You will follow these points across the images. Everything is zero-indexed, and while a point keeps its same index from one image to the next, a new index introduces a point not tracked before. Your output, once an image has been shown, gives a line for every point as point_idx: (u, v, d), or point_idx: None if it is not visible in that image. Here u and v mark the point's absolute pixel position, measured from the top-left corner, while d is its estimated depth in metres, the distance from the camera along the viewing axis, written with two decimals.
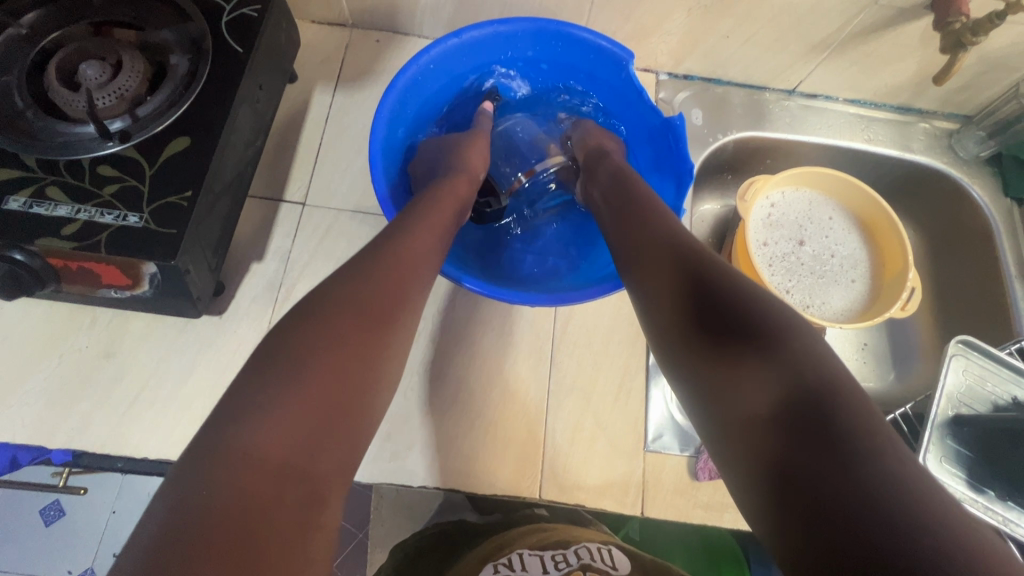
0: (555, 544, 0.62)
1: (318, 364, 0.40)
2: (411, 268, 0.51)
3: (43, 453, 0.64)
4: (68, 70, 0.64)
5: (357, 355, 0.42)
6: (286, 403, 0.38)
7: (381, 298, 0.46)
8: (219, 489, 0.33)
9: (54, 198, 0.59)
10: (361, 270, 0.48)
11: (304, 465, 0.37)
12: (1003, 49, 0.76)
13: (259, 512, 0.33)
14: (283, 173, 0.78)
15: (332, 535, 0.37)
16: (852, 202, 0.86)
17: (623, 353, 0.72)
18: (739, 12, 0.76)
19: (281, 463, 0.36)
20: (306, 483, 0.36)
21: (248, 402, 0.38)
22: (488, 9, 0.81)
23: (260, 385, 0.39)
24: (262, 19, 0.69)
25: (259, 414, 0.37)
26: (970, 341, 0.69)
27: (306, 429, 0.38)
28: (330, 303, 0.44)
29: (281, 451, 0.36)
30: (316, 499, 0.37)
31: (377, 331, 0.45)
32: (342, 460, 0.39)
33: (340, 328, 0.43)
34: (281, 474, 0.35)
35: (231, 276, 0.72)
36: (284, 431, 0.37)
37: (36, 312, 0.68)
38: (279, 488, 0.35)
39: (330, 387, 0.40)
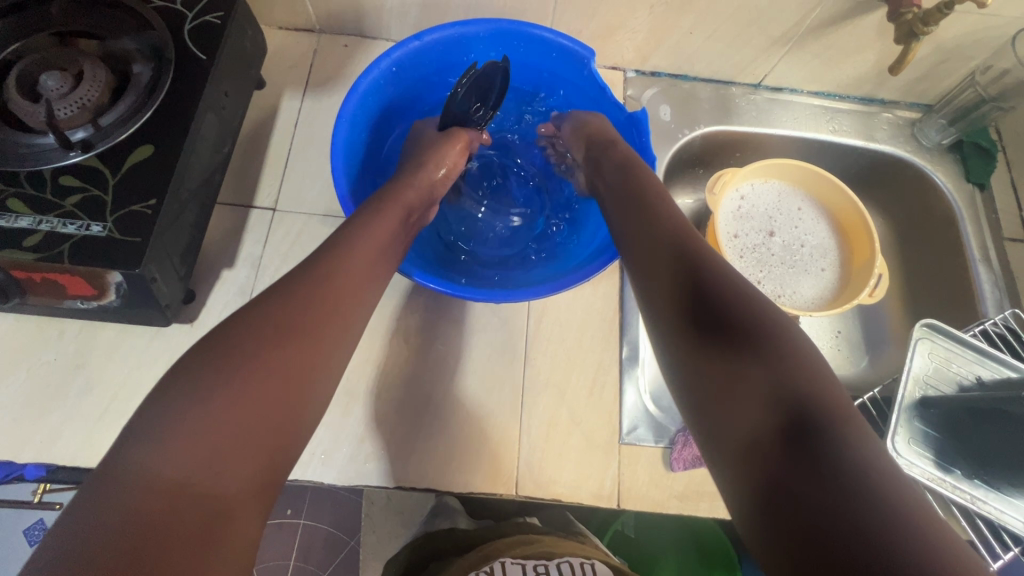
0: (540, 555, 0.65)
1: (228, 385, 0.40)
2: (337, 279, 0.50)
3: (17, 469, 0.66)
4: (29, 81, 0.64)
5: (272, 374, 0.42)
6: (191, 424, 0.38)
7: (304, 313, 0.46)
8: (111, 516, 0.33)
9: (16, 209, 0.58)
10: (287, 288, 0.47)
11: (207, 486, 0.36)
12: (958, 38, 0.78)
13: (155, 539, 0.33)
14: (253, 180, 0.78)
15: (246, 552, 0.37)
16: (818, 191, 0.88)
17: (597, 347, 0.73)
18: (700, 7, 0.77)
19: (180, 485, 0.35)
20: (209, 502, 0.36)
21: (159, 418, 0.38)
22: (453, 12, 0.82)
23: (168, 406, 0.38)
24: (225, 26, 0.69)
25: (160, 435, 0.37)
26: (934, 324, 0.71)
27: (211, 450, 0.37)
28: (248, 323, 0.44)
29: (181, 472, 0.36)
30: (224, 518, 0.36)
31: (297, 348, 0.44)
32: (256, 476, 0.39)
33: (255, 347, 0.42)
34: (178, 495, 0.35)
35: (201, 284, 0.72)
36: (185, 453, 0.37)
37: (2, 327, 0.67)
38: (176, 509, 0.35)
39: (236, 409, 0.39)
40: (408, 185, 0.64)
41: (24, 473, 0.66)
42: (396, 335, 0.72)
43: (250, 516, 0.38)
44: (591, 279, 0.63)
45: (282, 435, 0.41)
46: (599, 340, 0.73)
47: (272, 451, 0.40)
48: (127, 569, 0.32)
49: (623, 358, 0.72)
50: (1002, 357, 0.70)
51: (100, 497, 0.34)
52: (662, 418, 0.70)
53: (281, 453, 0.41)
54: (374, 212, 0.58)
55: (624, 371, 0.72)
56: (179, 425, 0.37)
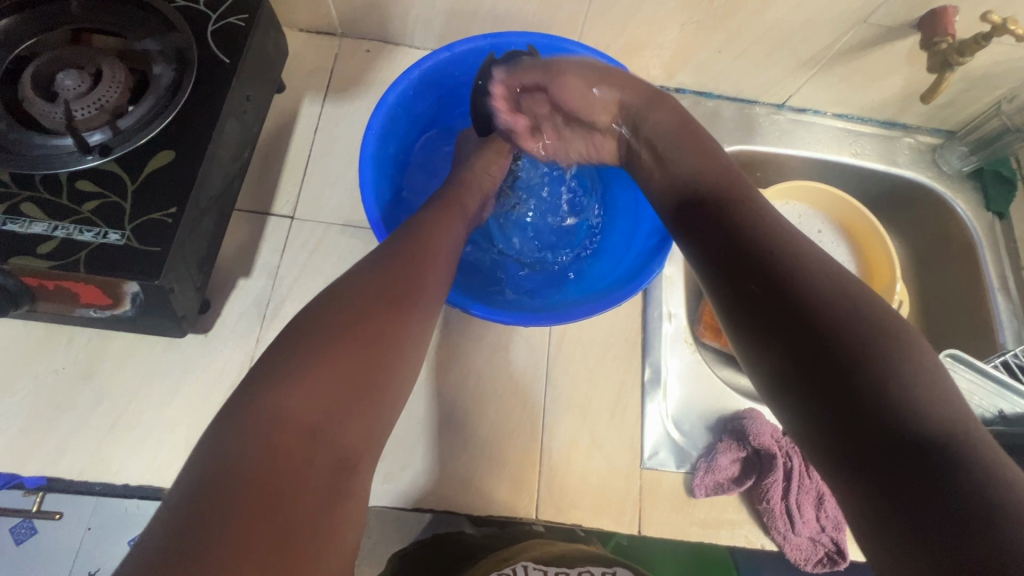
0: (560, 559, 0.56)
1: (344, 340, 0.41)
2: (427, 255, 0.51)
3: (14, 478, 0.61)
4: (45, 80, 0.61)
5: (382, 334, 0.43)
6: (314, 373, 0.38)
7: (406, 281, 0.47)
8: (248, 455, 0.34)
9: (30, 214, 0.56)
10: (386, 258, 0.49)
11: (333, 435, 0.37)
12: (987, 67, 0.78)
13: (293, 481, 0.34)
14: (271, 186, 0.76)
15: (361, 503, 0.38)
16: (837, 212, 0.88)
17: (619, 368, 0.72)
18: (731, 27, 0.77)
19: (310, 428, 0.37)
20: (334, 450, 0.37)
21: (281, 367, 0.39)
22: (480, 22, 0.81)
23: (287, 356, 0.40)
24: (249, 29, 0.67)
25: (286, 383, 0.38)
26: (958, 354, 0.71)
27: (335, 400, 0.38)
28: (353, 287, 0.45)
29: (311, 417, 0.37)
30: (344, 467, 0.37)
31: (399, 312, 0.45)
32: (370, 429, 0.40)
33: (364, 307, 0.43)
34: (310, 439, 0.36)
35: (216, 293, 0.70)
36: (312, 400, 0.38)
37: (9, 332, 0.65)
38: (308, 451, 0.36)
39: (356, 359, 0.40)
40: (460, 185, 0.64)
41: (24, 482, 0.61)
42: None
43: (367, 465, 0.39)
44: (620, 301, 0.62)
45: (390, 389, 0.42)
46: (621, 362, 0.72)
47: (380, 407, 0.41)
48: (276, 503, 0.33)
49: (645, 380, 0.71)
50: (1023, 391, 0.70)
51: (236, 434, 0.35)
52: (684, 443, 0.69)
53: (389, 414, 0.42)
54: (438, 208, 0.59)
55: (645, 393, 0.71)
56: (303, 373, 0.38)
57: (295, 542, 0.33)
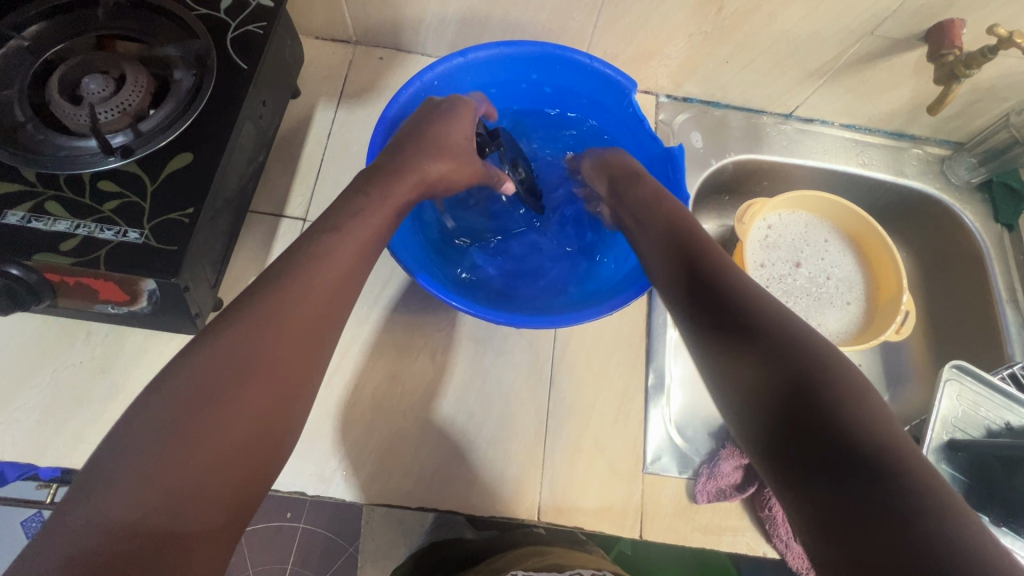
0: (552, 567, 0.57)
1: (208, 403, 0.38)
2: (293, 310, 0.44)
3: (32, 468, 0.64)
4: (71, 84, 0.64)
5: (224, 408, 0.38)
6: (136, 464, 0.35)
7: (260, 342, 0.42)
8: (56, 555, 0.31)
9: (54, 212, 0.58)
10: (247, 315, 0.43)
11: (160, 528, 0.34)
12: (994, 79, 0.78)
13: None
14: (284, 188, 0.78)
15: None
16: (843, 223, 0.88)
17: (622, 374, 0.72)
18: (738, 38, 0.78)
19: (128, 526, 0.33)
20: (156, 547, 0.33)
21: (112, 450, 0.36)
22: (491, 31, 0.83)
23: (150, 415, 0.37)
24: (267, 36, 0.69)
25: (115, 472, 0.35)
26: (964, 366, 0.70)
27: (164, 490, 0.35)
28: (233, 335, 0.42)
29: (131, 514, 0.34)
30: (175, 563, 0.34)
31: (282, 371, 0.42)
32: (209, 517, 0.36)
33: (241, 359, 0.41)
34: (126, 538, 0.33)
35: (230, 292, 0.71)
36: (159, 471, 0.35)
37: (30, 326, 0.67)
38: (122, 551, 0.32)
39: (227, 425, 0.38)
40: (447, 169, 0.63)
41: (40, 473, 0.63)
42: (424, 352, 0.71)
43: (219, 540, 0.36)
44: (621, 306, 0.62)
45: (235, 469, 0.38)
46: (626, 367, 0.73)
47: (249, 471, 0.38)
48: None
49: (649, 386, 0.72)
50: None
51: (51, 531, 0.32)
52: (687, 449, 0.70)
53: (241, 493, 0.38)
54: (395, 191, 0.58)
55: (649, 398, 0.71)
56: (159, 441, 0.36)
57: None
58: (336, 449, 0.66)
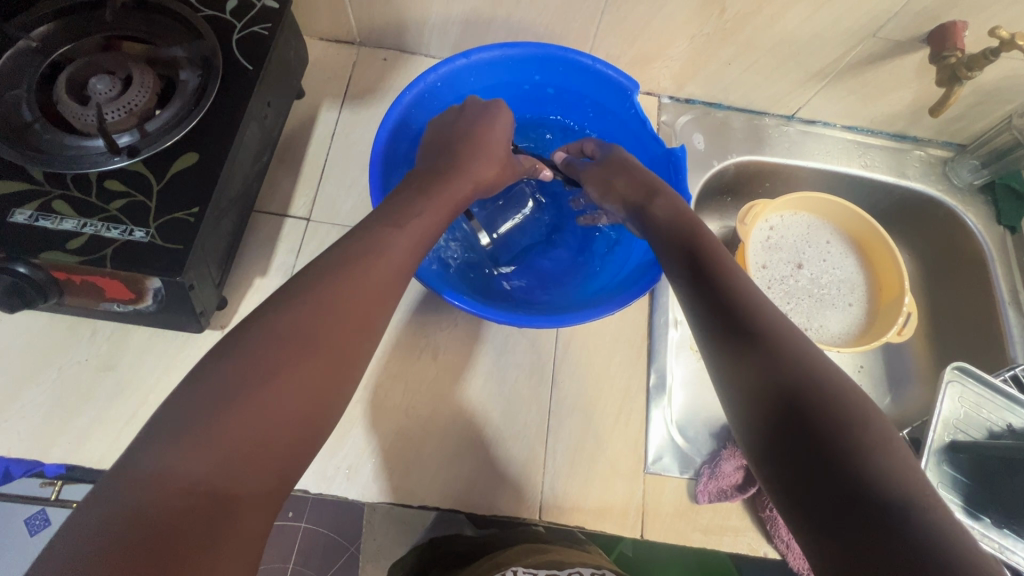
0: (551, 564, 0.58)
1: (269, 373, 0.40)
2: (355, 291, 0.47)
3: (37, 465, 0.64)
4: (78, 84, 0.64)
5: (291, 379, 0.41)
6: (205, 428, 0.37)
7: (325, 318, 0.44)
8: (126, 499, 0.33)
9: (61, 211, 0.59)
10: (309, 286, 0.46)
11: (225, 483, 0.36)
12: (996, 82, 0.78)
13: (164, 530, 0.33)
14: (288, 188, 0.78)
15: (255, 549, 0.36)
16: (846, 225, 0.88)
17: (624, 374, 0.73)
18: (741, 40, 0.78)
19: (194, 481, 0.35)
20: (220, 500, 0.35)
21: (178, 413, 0.37)
22: (494, 33, 0.83)
23: (215, 381, 0.39)
24: (272, 37, 0.70)
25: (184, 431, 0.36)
26: (966, 367, 0.70)
27: (229, 448, 0.37)
28: (293, 314, 0.44)
29: (198, 471, 0.35)
30: (235, 515, 0.36)
31: (335, 348, 0.44)
32: (269, 477, 0.38)
33: (298, 335, 0.43)
34: (192, 490, 0.35)
35: (234, 291, 0.72)
36: (223, 431, 0.37)
37: (36, 324, 0.68)
38: (189, 501, 0.34)
39: (293, 393, 0.41)
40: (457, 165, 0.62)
41: (44, 471, 0.64)
42: (426, 351, 0.72)
43: (277, 498, 0.38)
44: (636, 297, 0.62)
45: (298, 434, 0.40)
46: (627, 367, 0.73)
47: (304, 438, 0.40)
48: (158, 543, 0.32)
49: (650, 386, 0.72)
50: None
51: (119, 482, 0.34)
52: (688, 449, 0.70)
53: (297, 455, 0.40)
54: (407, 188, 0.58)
55: (650, 399, 0.71)
56: (224, 398, 0.38)
57: None
58: (338, 448, 0.66)
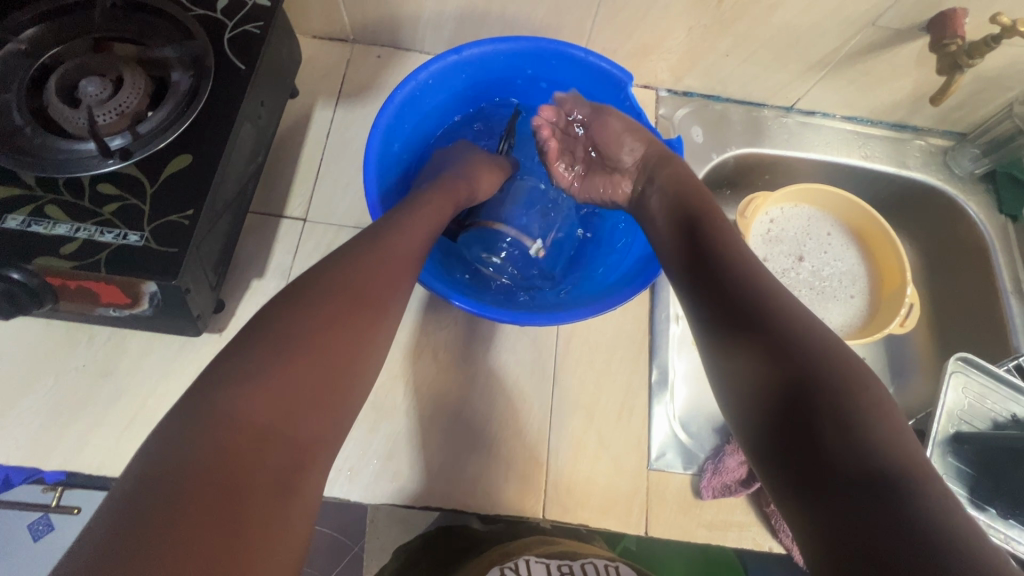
0: (563, 555, 0.57)
1: (300, 348, 0.41)
2: (390, 267, 0.50)
3: (36, 472, 0.63)
4: (68, 87, 0.64)
5: (343, 341, 0.43)
6: (269, 378, 0.39)
7: (369, 284, 0.47)
8: (194, 445, 0.35)
9: (54, 216, 0.58)
10: (351, 254, 0.49)
11: (289, 433, 0.38)
12: (997, 69, 0.77)
13: (238, 474, 0.35)
14: (284, 189, 0.77)
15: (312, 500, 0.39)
16: (848, 216, 0.87)
17: (626, 370, 0.72)
18: (739, 31, 0.77)
19: (263, 429, 0.37)
20: (286, 448, 0.38)
21: (231, 370, 0.39)
22: (489, 27, 0.82)
23: (249, 363, 0.40)
24: (264, 36, 0.69)
25: (247, 384, 0.38)
26: (969, 357, 0.70)
27: (291, 402, 0.39)
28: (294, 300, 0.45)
29: (266, 419, 0.37)
30: (297, 468, 0.38)
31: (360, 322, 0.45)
32: (324, 428, 0.41)
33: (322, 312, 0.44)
34: (261, 437, 0.37)
35: (231, 294, 0.71)
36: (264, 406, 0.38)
37: (33, 331, 0.67)
38: (259, 450, 0.36)
39: (346, 350, 0.43)
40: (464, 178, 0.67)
41: (43, 477, 0.63)
42: (427, 351, 0.71)
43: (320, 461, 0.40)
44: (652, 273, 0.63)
45: (348, 393, 0.43)
46: (629, 362, 0.73)
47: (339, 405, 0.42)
48: (217, 511, 0.33)
49: (652, 382, 0.72)
50: None
51: (182, 432, 0.35)
52: (691, 444, 0.70)
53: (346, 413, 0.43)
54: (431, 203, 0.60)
55: (653, 394, 0.71)
56: (285, 354, 0.40)
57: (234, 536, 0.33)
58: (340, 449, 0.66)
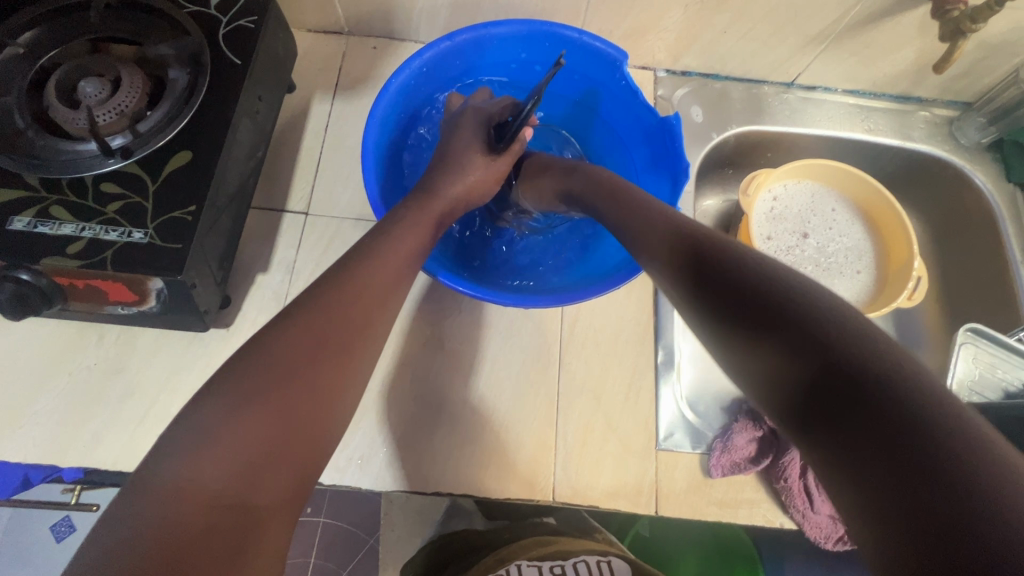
0: (556, 555, 0.72)
1: (256, 403, 0.39)
2: (361, 303, 0.48)
3: (55, 471, 0.65)
4: (68, 88, 0.64)
5: (302, 395, 0.41)
6: (221, 435, 0.38)
7: (333, 329, 0.46)
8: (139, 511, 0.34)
9: (59, 216, 0.59)
10: (312, 303, 0.47)
11: (242, 493, 0.37)
12: (1002, 35, 0.76)
13: (188, 536, 0.34)
14: (285, 183, 0.78)
15: (275, 558, 0.37)
16: (853, 192, 0.86)
17: (631, 351, 0.72)
18: (736, 7, 0.76)
19: (221, 488, 0.36)
20: (241, 512, 0.36)
21: (185, 422, 0.39)
22: (484, 13, 0.81)
23: (204, 411, 0.39)
24: (258, 30, 0.69)
25: (200, 444, 0.37)
26: (979, 328, 0.69)
27: (245, 459, 0.37)
28: (306, 307, 0.46)
29: (217, 480, 0.36)
30: (253, 530, 0.36)
31: (326, 363, 0.44)
32: (286, 488, 0.39)
33: (287, 363, 0.42)
34: (217, 497, 0.36)
35: (236, 289, 0.72)
36: (218, 466, 0.37)
37: (44, 331, 0.68)
38: (212, 515, 0.35)
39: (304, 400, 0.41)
40: (449, 182, 0.64)
41: (63, 476, 0.65)
42: (432, 340, 0.71)
43: (277, 520, 0.38)
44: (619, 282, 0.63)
45: (309, 444, 0.41)
46: (634, 344, 0.73)
47: (309, 455, 0.41)
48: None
49: (658, 363, 0.72)
50: None
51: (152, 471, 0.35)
52: (699, 424, 0.70)
53: (311, 458, 0.41)
54: (412, 219, 0.58)
55: (659, 375, 0.71)
56: (233, 409, 0.39)
57: None
58: (350, 437, 0.66)
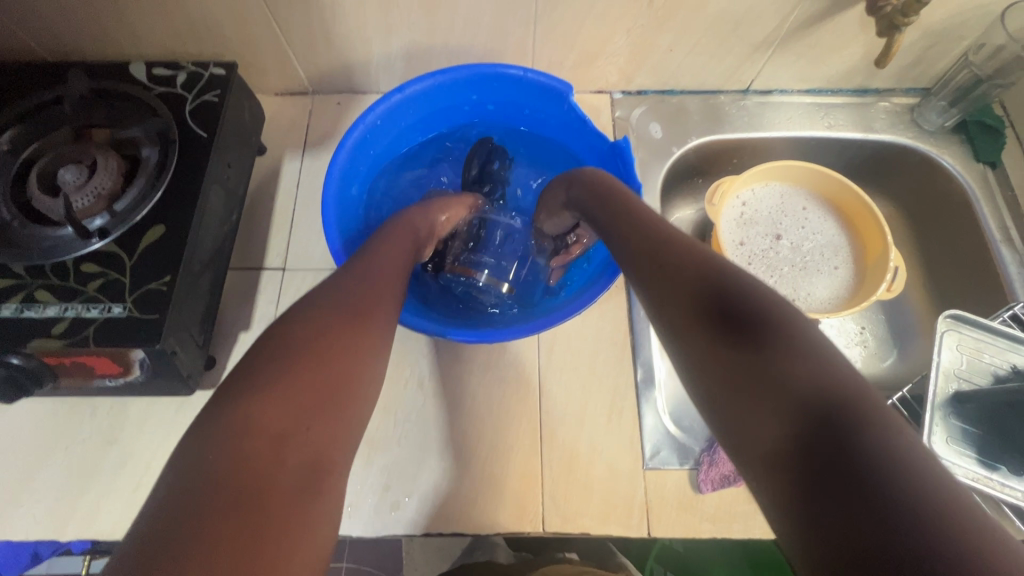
0: None
1: (302, 359, 0.41)
2: (373, 288, 0.51)
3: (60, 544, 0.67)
4: (48, 178, 0.68)
5: (342, 355, 0.44)
6: (276, 383, 0.39)
7: (360, 303, 0.49)
8: None
9: (44, 300, 0.62)
10: (336, 284, 0.50)
11: (303, 437, 0.38)
12: (944, 21, 0.76)
13: (256, 467, 0.35)
14: (261, 242, 0.81)
15: (335, 502, 0.38)
16: (823, 189, 0.86)
17: (611, 372, 0.73)
18: (676, 25, 0.78)
19: (281, 432, 0.37)
20: (303, 452, 0.38)
21: None
22: (437, 60, 0.85)
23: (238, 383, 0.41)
24: (222, 102, 0.73)
25: (260, 392, 0.38)
26: (959, 314, 0.68)
27: (300, 405, 0.39)
28: None
29: (279, 422, 0.37)
30: (315, 469, 0.38)
31: (356, 333, 0.46)
32: (337, 435, 0.40)
33: (302, 348, 0.42)
34: (278, 440, 0.37)
35: (220, 349, 0.74)
36: (278, 411, 0.38)
37: (40, 410, 0.71)
38: (277, 452, 0.36)
39: (345, 359, 0.44)
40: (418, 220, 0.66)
41: (70, 548, 0.68)
42: (412, 380, 0.73)
43: (337, 465, 0.39)
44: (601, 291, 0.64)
45: (354, 397, 0.43)
46: (613, 364, 0.73)
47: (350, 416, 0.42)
48: (238, 507, 0.32)
49: (639, 382, 0.72)
50: None
51: None
52: (685, 438, 0.69)
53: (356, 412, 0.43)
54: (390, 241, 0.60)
55: (641, 394, 0.71)
56: (285, 363, 0.41)
57: (262, 524, 0.33)
58: None
